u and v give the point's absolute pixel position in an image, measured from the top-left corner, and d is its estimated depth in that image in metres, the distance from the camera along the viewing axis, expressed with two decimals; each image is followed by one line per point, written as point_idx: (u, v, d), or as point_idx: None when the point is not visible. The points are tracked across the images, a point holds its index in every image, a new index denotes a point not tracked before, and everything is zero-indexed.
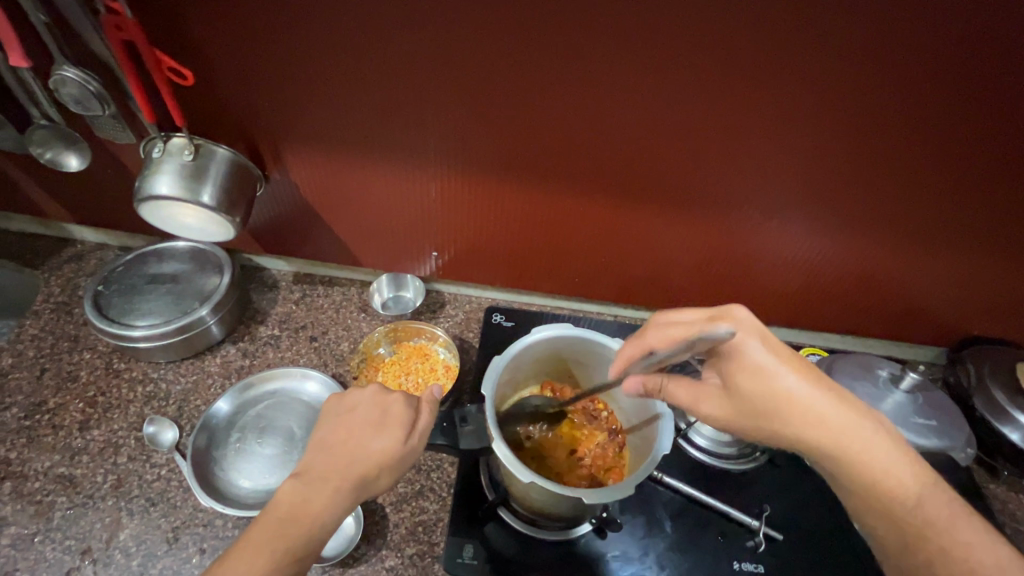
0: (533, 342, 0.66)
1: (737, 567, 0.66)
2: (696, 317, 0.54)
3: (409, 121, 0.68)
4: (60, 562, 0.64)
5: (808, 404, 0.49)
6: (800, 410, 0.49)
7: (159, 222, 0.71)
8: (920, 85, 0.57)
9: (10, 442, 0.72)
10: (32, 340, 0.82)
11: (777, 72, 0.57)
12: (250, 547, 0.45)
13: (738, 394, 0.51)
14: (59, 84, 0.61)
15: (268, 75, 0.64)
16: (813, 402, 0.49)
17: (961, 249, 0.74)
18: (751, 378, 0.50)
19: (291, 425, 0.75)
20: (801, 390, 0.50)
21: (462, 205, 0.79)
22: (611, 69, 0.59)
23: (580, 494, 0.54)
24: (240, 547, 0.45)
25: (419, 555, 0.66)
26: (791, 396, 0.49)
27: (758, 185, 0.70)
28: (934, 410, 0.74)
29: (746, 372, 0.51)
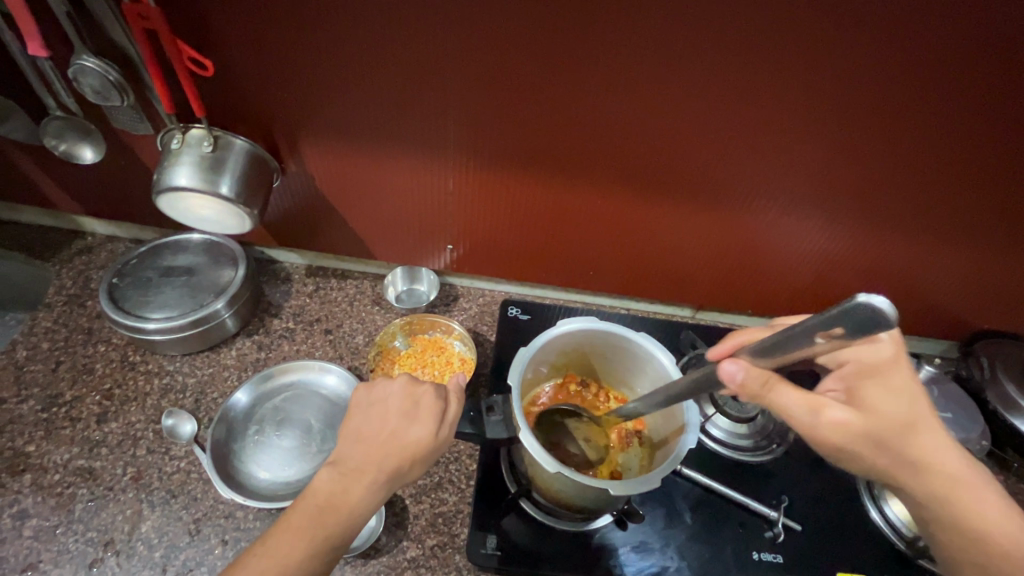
0: (561, 335, 0.67)
1: (755, 558, 0.67)
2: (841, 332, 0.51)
3: (430, 115, 0.67)
4: (82, 554, 0.64)
5: (926, 434, 0.48)
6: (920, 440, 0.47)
7: (176, 212, 0.71)
8: (946, 82, 0.57)
9: (28, 435, 0.72)
10: (46, 333, 0.81)
11: (805, 67, 0.57)
12: (292, 530, 0.47)
13: (872, 408, 0.47)
14: (79, 74, 0.61)
15: (290, 68, 0.64)
16: (931, 434, 0.48)
17: (978, 245, 0.74)
18: (885, 396, 0.48)
19: (310, 418, 0.75)
20: (924, 417, 0.48)
21: (479, 199, 0.79)
22: (637, 66, 0.59)
23: (606, 485, 0.54)
24: (283, 527, 0.48)
25: (440, 547, 0.67)
26: (917, 422, 0.48)
27: (777, 180, 0.70)
28: (948, 403, 0.75)
29: (883, 387, 0.48)
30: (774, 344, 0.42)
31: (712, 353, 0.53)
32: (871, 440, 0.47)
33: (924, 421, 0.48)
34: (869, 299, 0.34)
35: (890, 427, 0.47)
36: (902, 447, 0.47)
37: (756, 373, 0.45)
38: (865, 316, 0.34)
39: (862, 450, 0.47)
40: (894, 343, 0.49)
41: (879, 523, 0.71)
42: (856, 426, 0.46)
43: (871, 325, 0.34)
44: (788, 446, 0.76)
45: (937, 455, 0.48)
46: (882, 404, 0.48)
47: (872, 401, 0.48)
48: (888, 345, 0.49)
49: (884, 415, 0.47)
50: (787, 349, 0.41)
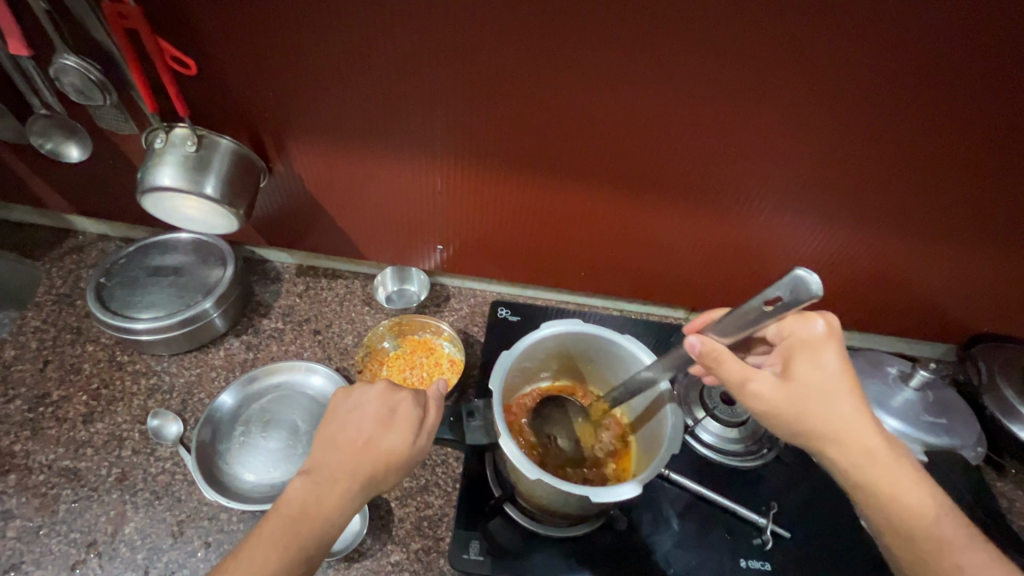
0: (543, 339, 0.66)
1: (744, 564, 0.66)
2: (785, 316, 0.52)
3: (415, 114, 0.67)
4: (65, 555, 0.64)
5: (856, 416, 0.46)
6: (843, 413, 0.46)
7: (161, 212, 0.70)
8: (940, 81, 0.55)
9: (14, 434, 0.72)
10: (34, 332, 0.81)
11: (794, 65, 0.56)
12: (264, 540, 0.47)
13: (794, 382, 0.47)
14: (59, 72, 0.61)
15: (272, 66, 0.63)
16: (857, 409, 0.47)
17: (975, 247, 0.73)
18: (812, 370, 0.48)
19: (296, 419, 0.75)
20: (848, 392, 0.47)
21: (468, 199, 0.78)
22: (624, 65, 0.58)
23: (585, 493, 0.53)
24: (254, 541, 0.47)
25: (424, 550, 0.66)
26: (838, 396, 0.47)
27: (769, 180, 0.69)
28: (943, 408, 0.74)
29: (811, 361, 0.48)
30: (735, 321, 0.49)
31: (689, 327, 0.59)
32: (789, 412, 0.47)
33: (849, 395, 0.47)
34: (805, 276, 0.41)
35: (809, 399, 0.47)
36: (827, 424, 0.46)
37: (712, 347, 0.49)
38: (798, 288, 0.42)
39: (782, 419, 0.47)
40: (830, 324, 0.49)
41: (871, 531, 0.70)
42: (775, 396, 0.47)
43: (801, 299, 0.41)
44: (779, 451, 0.75)
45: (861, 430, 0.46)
46: (805, 376, 0.48)
47: (797, 374, 0.48)
48: (821, 324, 0.49)
49: (805, 387, 0.47)
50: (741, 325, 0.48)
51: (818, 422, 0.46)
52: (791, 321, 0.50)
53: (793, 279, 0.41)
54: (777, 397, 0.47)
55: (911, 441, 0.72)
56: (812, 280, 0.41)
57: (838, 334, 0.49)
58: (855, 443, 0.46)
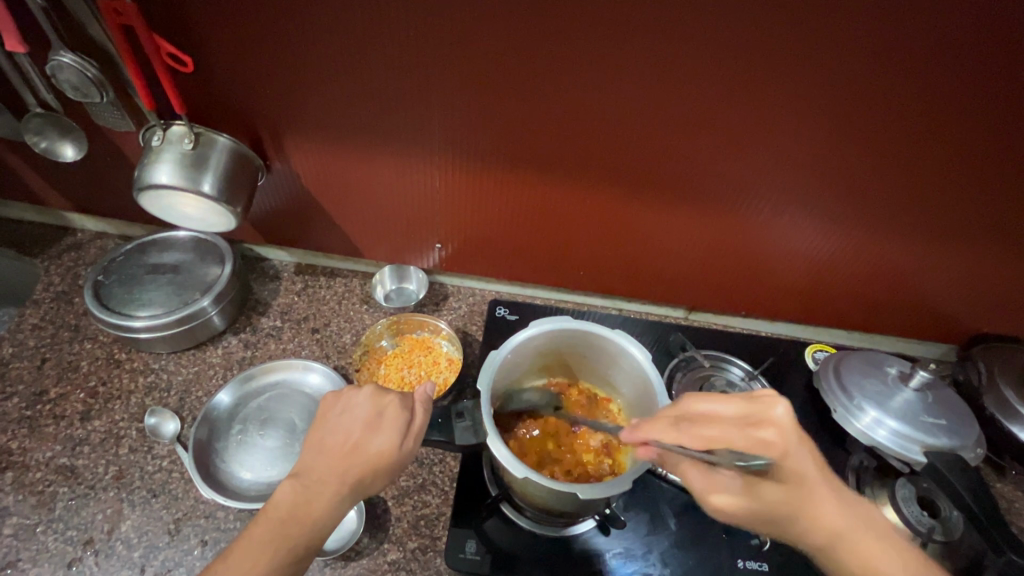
0: (533, 337, 0.66)
1: (741, 565, 0.66)
2: (730, 413, 0.50)
3: (412, 113, 0.66)
4: (61, 553, 0.64)
5: (821, 501, 0.49)
6: (812, 507, 0.49)
7: (159, 211, 0.70)
8: (938, 82, 0.55)
9: (12, 432, 0.72)
10: (33, 330, 0.81)
11: (791, 65, 0.56)
12: (256, 542, 0.47)
13: (758, 498, 0.48)
14: (56, 70, 0.60)
15: (269, 64, 0.63)
16: (824, 498, 0.49)
17: (975, 248, 0.72)
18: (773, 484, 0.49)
19: (293, 417, 0.74)
20: (818, 486, 0.49)
21: (467, 197, 0.78)
22: (620, 64, 0.58)
23: (576, 490, 0.53)
24: (244, 543, 0.47)
25: (421, 549, 0.66)
26: (807, 496, 0.49)
27: (768, 179, 0.68)
28: (943, 410, 0.74)
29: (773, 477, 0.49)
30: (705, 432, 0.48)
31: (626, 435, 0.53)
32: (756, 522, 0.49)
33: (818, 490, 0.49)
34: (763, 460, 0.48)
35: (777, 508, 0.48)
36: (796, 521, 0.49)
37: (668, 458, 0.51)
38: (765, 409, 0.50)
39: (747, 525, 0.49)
40: (782, 428, 0.49)
41: None
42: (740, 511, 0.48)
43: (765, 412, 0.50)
44: None
45: (826, 512, 0.49)
46: (767, 490, 0.49)
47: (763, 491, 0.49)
48: (774, 436, 0.48)
49: (769, 500, 0.48)
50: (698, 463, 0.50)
51: (786, 527, 0.49)
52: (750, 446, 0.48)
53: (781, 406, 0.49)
54: (744, 511, 0.48)
55: (910, 442, 0.71)
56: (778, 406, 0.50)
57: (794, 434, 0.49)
58: (820, 527, 0.49)
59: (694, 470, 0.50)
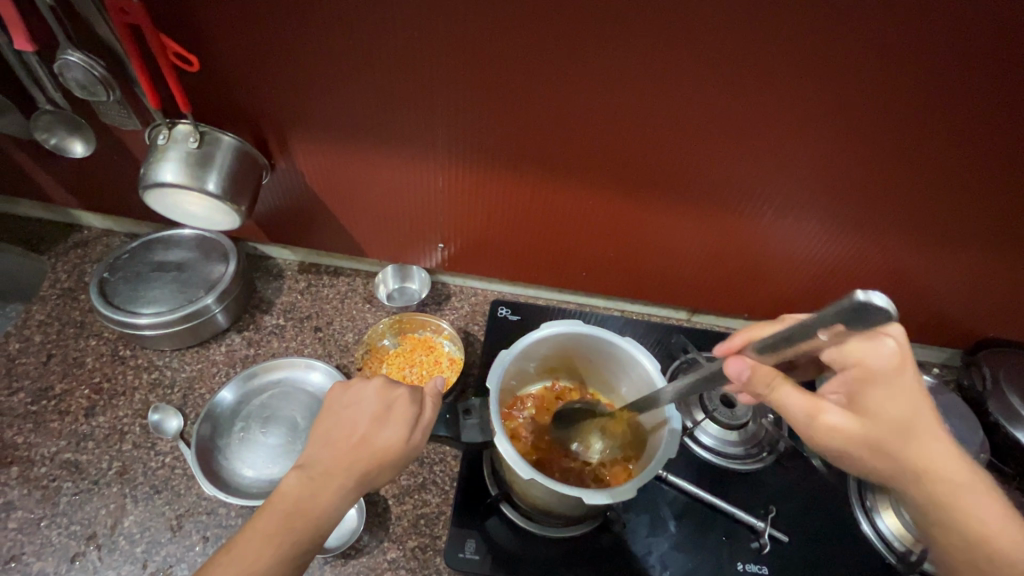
0: (541, 339, 0.66)
1: (741, 568, 0.66)
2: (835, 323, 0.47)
3: (416, 112, 0.67)
4: (65, 547, 0.64)
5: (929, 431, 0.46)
6: (924, 452, 0.46)
7: (163, 208, 0.71)
8: (946, 86, 0.55)
9: (17, 426, 0.72)
10: (39, 326, 0.82)
11: (798, 68, 0.56)
12: (259, 535, 0.47)
13: (870, 420, 0.45)
14: (63, 69, 0.61)
15: (275, 64, 0.63)
16: (938, 445, 0.46)
17: (982, 252, 0.72)
18: (888, 401, 0.45)
19: (295, 415, 0.75)
20: (928, 427, 0.46)
21: (470, 197, 0.78)
22: (626, 66, 0.58)
23: (580, 494, 0.54)
24: (248, 534, 0.47)
25: (421, 548, 0.66)
26: (919, 424, 0.46)
27: (772, 181, 0.68)
28: (947, 414, 0.73)
29: (885, 393, 0.45)
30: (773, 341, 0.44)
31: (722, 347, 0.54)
32: (866, 448, 0.46)
33: (927, 430, 0.46)
34: (867, 297, 0.34)
35: (891, 434, 0.45)
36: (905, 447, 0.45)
37: (761, 375, 0.47)
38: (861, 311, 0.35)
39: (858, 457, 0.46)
40: (900, 344, 0.45)
41: (870, 536, 0.69)
42: (849, 433, 0.46)
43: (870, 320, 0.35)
44: (779, 454, 0.74)
45: (939, 462, 0.46)
46: (883, 408, 0.45)
47: (872, 408, 0.46)
48: (893, 347, 0.45)
49: (886, 421, 0.45)
50: (793, 344, 0.43)
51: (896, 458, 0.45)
52: (859, 345, 0.44)
53: (855, 303, 0.35)
54: (853, 432, 0.46)
55: None
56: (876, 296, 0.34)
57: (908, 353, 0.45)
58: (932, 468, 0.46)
59: (790, 389, 0.47)
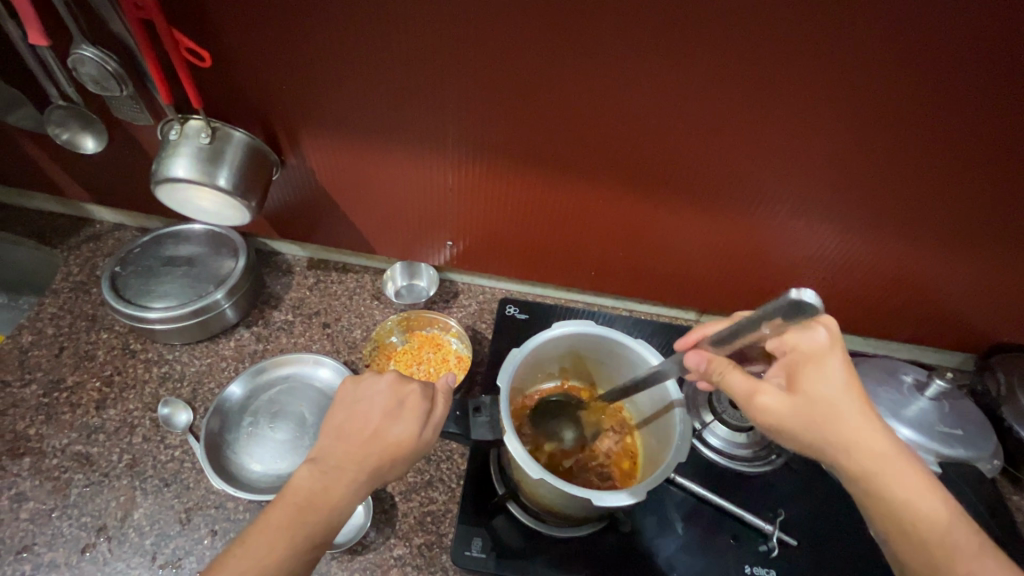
0: (551, 339, 0.66)
1: (749, 571, 0.65)
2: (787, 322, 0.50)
3: (427, 109, 0.66)
4: (76, 538, 0.65)
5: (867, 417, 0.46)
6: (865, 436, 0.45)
7: (174, 203, 0.71)
8: (967, 86, 0.54)
9: (30, 418, 0.73)
10: (51, 319, 0.83)
11: (816, 66, 0.55)
12: (271, 530, 0.47)
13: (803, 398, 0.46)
14: (77, 63, 0.61)
15: (286, 59, 0.63)
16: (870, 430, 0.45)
17: (998, 255, 0.71)
18: (822, 381, 0.46)
19: (302, 411, 0.75)
20: (860, 412, 0.46)
21: (480, 195, 0.78)
22: (640, 63, 0.57)
23: (588, 495, 0.53)
24: (260, 528, 0.47)
25: (427, 546, 0.66)
26: (854, 409, 0.46)
27: (785, 182, 0.67)
28: (960, 419, 0.73)
29: (818, 373, 0.47)
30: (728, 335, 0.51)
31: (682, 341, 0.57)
32: (799, 423, 0.46)
33: (858, 414, 0.45)
34: (802, 296, 0.43)
35: (825, 412, 0.45)
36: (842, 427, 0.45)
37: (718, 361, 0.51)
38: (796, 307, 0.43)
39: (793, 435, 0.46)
40: (832, 332, 0.48)
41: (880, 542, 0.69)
42: (783, 409, 0.46)
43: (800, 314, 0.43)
44: (788, 457, 0.74)
45: (874, 446, 0.45)
46: (814, 386, 0.46)
47: (806, 387, 0.47)
48: (823, 333, 0.47)
49: (818, 398, 0.46)
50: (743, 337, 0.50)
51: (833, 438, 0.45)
52: (792, 332, 0.48)
53: (789, 300, 0.43)
54: (787, 408, 0.46)
55: (925, 452, 0.70)
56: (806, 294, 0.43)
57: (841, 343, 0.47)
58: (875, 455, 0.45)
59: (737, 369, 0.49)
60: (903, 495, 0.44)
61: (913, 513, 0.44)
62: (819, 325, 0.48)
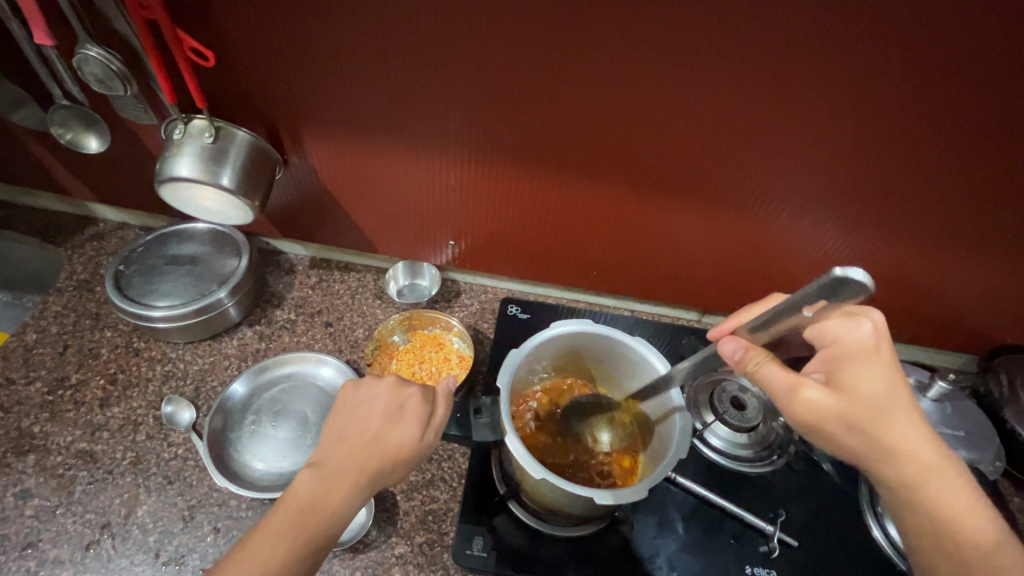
0: (552, 338, 0.66)
1: (749, 571, 0.65)
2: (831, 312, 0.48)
3: (429, 109, 0.67)
4: (80, 535, 0.65)
5: (907, 420, 0.45)
6: (903, 437, 0.45)
7: (177, 202, 0.71)
8: (970, 87, 0.54)
9: (34, 416, 0.74)
10: (55, 317, 0.83)
11: (817, 68, 0.55)
12: (272, 533, 0.47)
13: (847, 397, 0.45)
14: (82, 63, 0.61)
15: (290, 59, 0.63)
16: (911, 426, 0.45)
17: (1001, 256, 0.70)
18: (867, 379, 0.45)
19: (305, 409, 0.75)
20: (904, 410, 0.45)
21: (482, 195, 0.78)
22: (642, 64, 0.58)
23: (591, 494, 0.53)
24: (262, 532, 0.47)
25: (428, 544, 0.67)
26: (897, 411, 0.45)
27: (788, 182, 0.67)
28: (962, 420, 0.73)
29: (864, 371, 0.45)
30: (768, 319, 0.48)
31: (717, 331, 0.56)
32: (842, 425, 0.45)
33: (903, 411, 0.45)
34: (846, 274, 0.38)
35: (868, 413, 0.45)
36: (884, 428, 0.44)
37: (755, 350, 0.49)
38: (841, 285, 0.39)
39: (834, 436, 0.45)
40: (877, 327, 0.46)
41: (881, 543, 0.69)
42: (827, 409, 0.45)
43: (848, 292, 0.39)
44: (789, 458, 0.74)
45: (912, 447, 0.45)
46: (858, 385, 0.45)
47: (850, 386, 0.45)
48: (870, 328, 0.46)
49: (862, 398, 0.45)
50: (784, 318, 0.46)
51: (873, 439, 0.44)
52: (836, 321, 0.47)
53: (831, 280, 0.39)
54: (832, 409, 0.45)
55: None
56: (852, 270, 0.39)
57: (887, 339, 0.46)
58: (911, 457, 0.45)
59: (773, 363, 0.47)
60: (931, 490, 0.45)
61: (937, 504, 0.45)
62: (865, 320, 0.46)
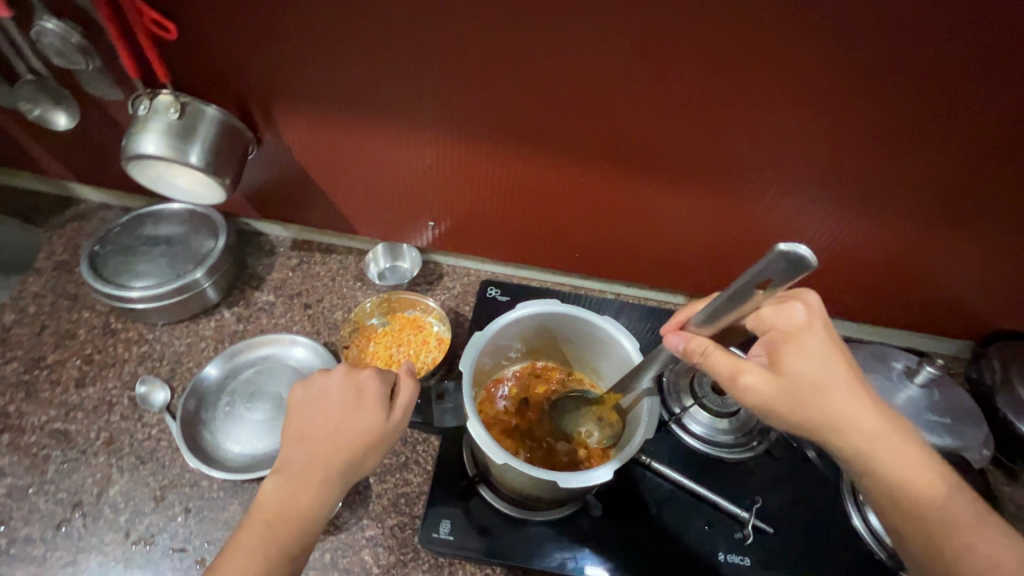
0: (518, 319, 0.64)
1: (721, 558, 0.64)
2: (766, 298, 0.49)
3: (399, 84, 0.64)
4: (52, 514, 0.66)
5: (846, 394, 0.45)
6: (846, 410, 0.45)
7: (146, 179, 0.70)
8: (961, 56, 0.50)
9: (10, 395, 0.74)
10: (33, 297, 0.83)
11: (799, 35, 0.52)
12: (243, 551, 0.48)
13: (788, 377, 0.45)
14: (39, 36, 0.61)
15: (253, 31, 0.61)
16: (852, 394, 0.45)
17: (997, 239, 0.67)
18: (804, 360, 0.45)
19: (279, 390, 0.75)
20: (844, 382, 0.45)
21: (459, 173, 0.76)
22: (615, 33, 0.55)
23: (553, 477, 0.52)
24: (233, 550, 0.48)
25: (399, 527, 0.66)
26: (835, 385, 0.45)
27: (771, 160, 0.65)
28: (949, 407, 0.70)
29: (799, 352, 0.45)
30: (716, 308, 0.47)
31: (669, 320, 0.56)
32: (783, 404, 0.45)
33: (844, 381, 0.45)
34: (790, 247, 0.38)
35: (805, 390, 0.45)
36: (823, 405, 0.45)
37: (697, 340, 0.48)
38: (789, 261, 0.39)
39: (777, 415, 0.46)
40: (810, 307, 0.46)
41: (861, 532, 0.67)
42: (767, 390, 0.46)
43: (795, 270, 0.39)
44: (769, 444, 0.72)
45: (858, 418, 0.45)
46: (797, 367, 0.45)
47: (789, 367, 0.46)
48: (800, 310, 0.46)
49: (800, 379, 0.45)
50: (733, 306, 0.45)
51: (814, 415, 0.45)
52: (769, 309, 0.47)
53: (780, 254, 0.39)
54: (770, 390, 0.45)
55: None
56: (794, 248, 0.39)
57: (820, 316, 0.46)
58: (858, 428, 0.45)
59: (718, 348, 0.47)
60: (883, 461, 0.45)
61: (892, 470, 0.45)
62: (796, 303, 0.47)
